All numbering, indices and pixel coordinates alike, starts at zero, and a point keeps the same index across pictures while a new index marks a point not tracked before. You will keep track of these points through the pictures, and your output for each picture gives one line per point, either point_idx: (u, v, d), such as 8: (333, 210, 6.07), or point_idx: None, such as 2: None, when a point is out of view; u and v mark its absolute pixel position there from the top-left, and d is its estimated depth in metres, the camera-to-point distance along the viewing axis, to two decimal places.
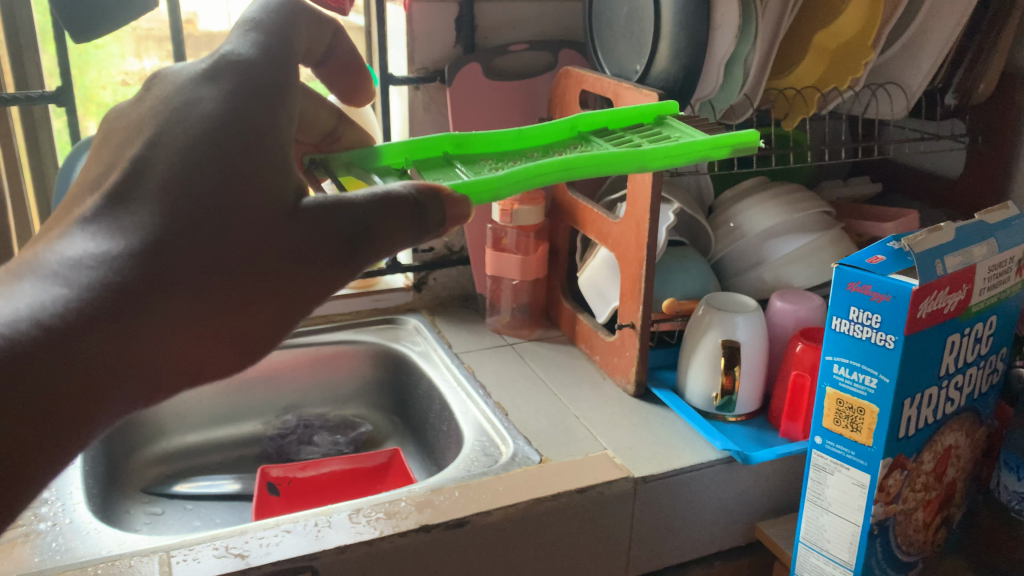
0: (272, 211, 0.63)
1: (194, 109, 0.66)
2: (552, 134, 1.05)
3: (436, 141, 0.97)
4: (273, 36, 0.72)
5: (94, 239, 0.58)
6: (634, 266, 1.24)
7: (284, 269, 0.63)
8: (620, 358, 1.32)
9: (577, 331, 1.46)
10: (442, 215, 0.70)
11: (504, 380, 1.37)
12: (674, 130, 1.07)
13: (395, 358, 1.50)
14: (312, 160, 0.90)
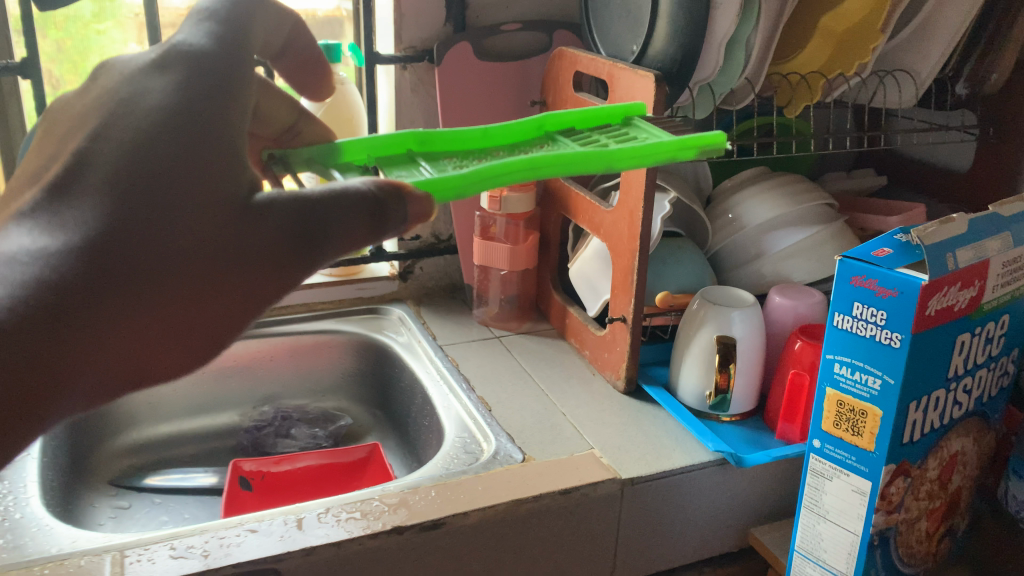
0: (223, 206, 0.58)
1: (141, 109, 0.59)
2: (518, 134, 0.99)
3: (400, 138, 0.92)
4: (229, 27, 0.67)
5: (31, 236, 0.54)
6: (627, 256, 1.18)
7: (239, 271, 0.58)
8: (610, 354, 1.26)
9: (567, 323, 1.40)
10: (405, 213, 0.63)
11: (490, 374, 1.31)
12: (644, 131, 1.00)
13: (378, 350, 1.44)
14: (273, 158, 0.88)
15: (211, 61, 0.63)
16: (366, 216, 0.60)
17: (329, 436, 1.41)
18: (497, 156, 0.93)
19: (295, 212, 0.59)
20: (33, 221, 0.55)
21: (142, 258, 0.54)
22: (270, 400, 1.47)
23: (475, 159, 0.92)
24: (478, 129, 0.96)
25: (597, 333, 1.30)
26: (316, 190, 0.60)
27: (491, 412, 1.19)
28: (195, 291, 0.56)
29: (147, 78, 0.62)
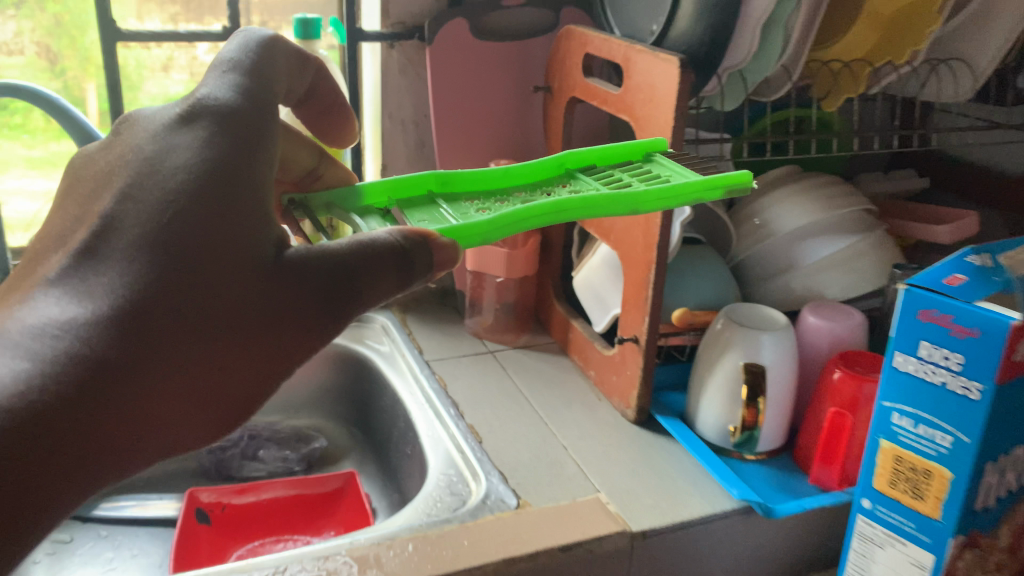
0: (255, 259, 0.52)
1: (167, 171, 0.53)
2: (538, 174, 0.91)
3: (423, 180, 0.86)
4: (258, 79, 0.60)
5: (59, 306, 0.49)
6: (641, 269, 1.03)
7: (278, 330, 0.53)
8: (619, 378, 1.11)
9: (570, 338, 1.24)
10: (432, 259, 0.60)
11: (482, 397, 1.15)
12: (666, 168, 0.91)
13: (359, 365, 1.29)
14: (290, 200, 0.81)
15: (241, 119, 0.57)
16: (393, 270, 0.57)
17: (301, 459, 1.26)
18: (518, 200, 0.87)
19: (320, 269, 0.54)
20: (64, 291, 0.49)
21: (184, 322, 0.49)
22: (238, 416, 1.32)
23: (499, 204, 0.86)
24: (496, 172, 0.89)
25: (603, 353, 1.15)
26: (339, 244, 0.56)
27: (483, 446, 1.04)
28: (228, 356, 0.51)
29: (172, 136, 0.56)
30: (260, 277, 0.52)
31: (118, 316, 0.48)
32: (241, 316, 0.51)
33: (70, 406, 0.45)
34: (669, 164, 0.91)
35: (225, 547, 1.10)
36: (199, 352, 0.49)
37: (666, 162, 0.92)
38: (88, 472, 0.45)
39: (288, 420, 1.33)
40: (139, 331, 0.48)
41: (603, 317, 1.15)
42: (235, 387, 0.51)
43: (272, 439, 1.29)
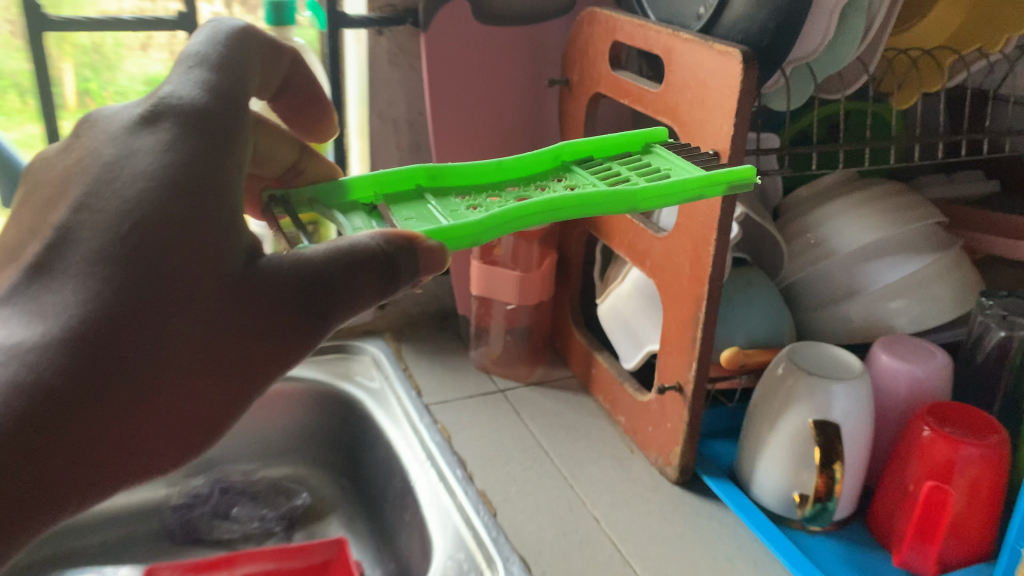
0: (222, 271, 0.46)
1: (130, 176, 0.47)
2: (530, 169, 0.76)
3: (411, 174, 0.70)
4: (231, 79, 0.54)
5: (7, 328, 0.42)
6: (687, 305, 0.85)
7: (250, 343, 0.47)
8: (657, 430, 0.94)
9: (593, 374, 1.07)
10: (417, 264, 0.52)
11: (492, 450, 0.98)
12: (669, 162, 0.75)
13: (348, 407, 1.10)
14: (269, 197, 0.66)
15: (213, 120, 0.51)
16: (376, 275, 0.50)
17: (282, 516, 1.09)
18: (515, 198, 0.71)
19: (295, 278, 0.48)
20: (12, 309, 0.43)
21: (147, 342, 0.43)
22: (209, 464, 1.14)
23: (493, 201, 0.70)
24: (482, 168, 0.73)
25: (637, 398, 0.97)
26: (315, 250, 0.50)
27: (499, 523, 0.86)
28: (197, 374, 0.45)
29: (133, 138, 0.49)
30: (229, 289, 0.46)
31: (72, 339, 0.42)
32: (210, 333, 0.45)
33: (19, 440, 0.39)
34: (672, 159, 0.76)
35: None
36: (172, 373, 0.44)
37: (665, 155, 0.77)
38: (37, 513, 0.40)
39: (267, 468, 1.16)
40: (105, 351, 0.42)
41: (637, 353, 0.98)
42: (203, 411, 0.45)
43: (248, 493, 1.11)
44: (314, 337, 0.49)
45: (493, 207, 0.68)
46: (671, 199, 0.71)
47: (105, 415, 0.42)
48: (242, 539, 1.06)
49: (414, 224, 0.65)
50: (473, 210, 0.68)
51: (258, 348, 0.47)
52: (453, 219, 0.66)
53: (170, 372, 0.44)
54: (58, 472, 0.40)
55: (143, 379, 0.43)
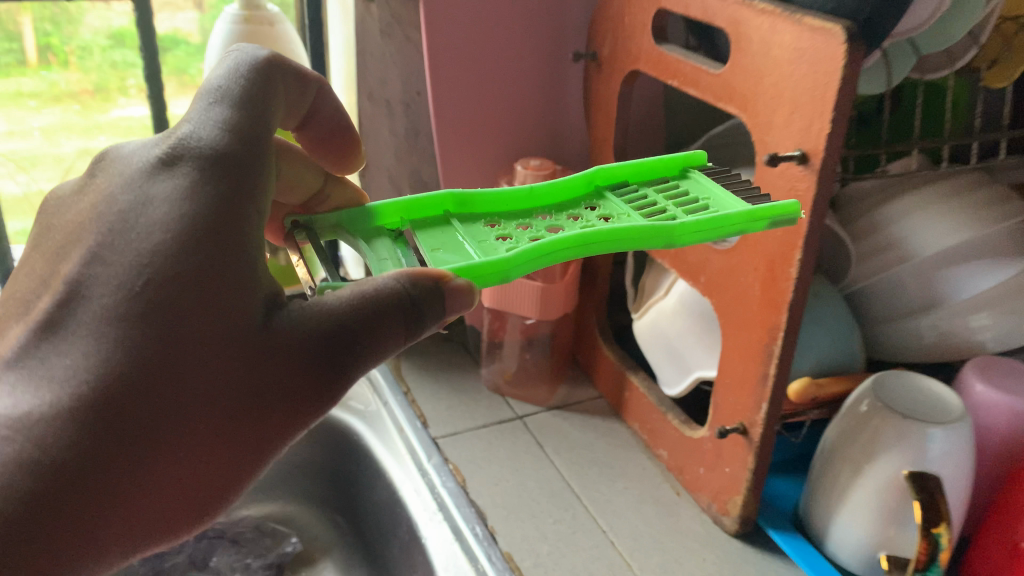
0: (230, 329, 0.42)
1: (141, 227, 0.43)
2: (565, 193, 0.64)
3: (440, 198, 0.60)
4: (251, 114, 0.48)
5: (14, 397, 0.41)
6: (757, 336, 0.70)
7: (260, 405, 0.43)
8: (712, 473, 0.80)
9: (627, 398, 0.92)
10: (441, 308, 0.47)
11: (515, 496, 0.83)
12: (708, 190, 0.63)
13: (343, 438, 0.95)
14: (293, 222, 0.57)
15: (235, 165, 0.46)
16: (401, 323, 0.45)
17: (270, 563, 0.94)
18: (549, 228, 0.60)
19: (316, 329, 0.44)
20: (24, 372, 0.42)
21: (158, 409, 0.41)
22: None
23: (524, 230, 0.59)
24: (510, 193, 0.62)
25: (685, 433, 0.83)
26: (338, 295, 0.45)
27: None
28: (204, 440, 0.42)
29: (149, 184, 0.45)
30: (245, 345, 0.43)
31: (79, 407, 0.40)
32: (220, 398, 0.42)
33: (35, 510, 0.39)
34: (711, 187, 0.63)
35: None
36: (185, 436, 0.41)
37: (705, 182, 0.64)
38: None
39: (252, 505, 1.02)
40: (119, 417, 0.40)
41: (683, 381, 0.84)
42: (213, 476, 0.42)
43: (230, 537, 0.97)
44: (334, 395, 0.44)
45: (527, 238, 0.58)
46: (711, 235, 0.58)
47: (121, 483, 0.40)
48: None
49: (441, 261, 0.55)
50: (508, 241, 0.57)
51: (278, 408, 0.43)
52: (484, 253, 0.56)
53: (185, 437, 0.41)
54: (71, 539, 0.39)
55: (158, 445, 0.41)
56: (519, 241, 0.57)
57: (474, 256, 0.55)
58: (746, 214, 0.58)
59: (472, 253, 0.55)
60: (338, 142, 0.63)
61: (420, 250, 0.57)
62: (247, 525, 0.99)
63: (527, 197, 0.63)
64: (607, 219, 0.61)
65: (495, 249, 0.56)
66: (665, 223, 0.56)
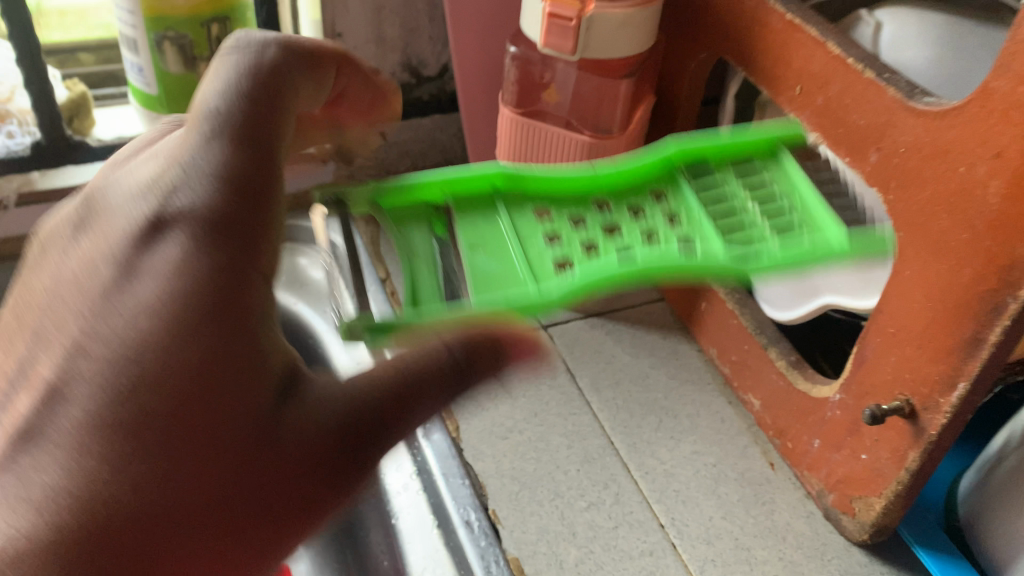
0: (247, 415, 0.34)
1: (136, 309, 0.35)
2: (620, 174, 0.52)
3: (487, 174, 0.50)
4: (257, 153, 0.39)
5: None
6: (979, 276, 0.40)
7: (286, 501, 0.34)
8: (836, 454, 0.52)
9: (705, 313, 0.63)
10: (498, 364, 0.37)
11: (533, 461, 0.56)
12: (794, 193, 0.51)
13: (290, 335, 0.67)
14: (322, 194, 0.47)
15: (236, 226, 0.37)
16: (446, 388, 0.36)
17: None
18: (599, 240, 0.48)
19: (336, 418, 0.35)
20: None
21: (171, 505, 0.32)
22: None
23: (579, 230, 0.49)
24: (558, 177, 0.51)
25: (795, 385, 0.54)
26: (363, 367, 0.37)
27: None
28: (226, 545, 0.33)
29: (145, 253, 0.36)
30: (257, 434, 0.34)
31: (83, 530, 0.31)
32: (241, 490, 0.33)
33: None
34: (807, 198, 0.50)
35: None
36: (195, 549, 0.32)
37: (796, 176, 0.52)
38: None
39: None
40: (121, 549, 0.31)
41: (800, 310, 0.56)
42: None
43: None
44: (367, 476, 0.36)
45: (583, 246, 0.48)
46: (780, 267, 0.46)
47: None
48: None
49: (487, 278, 0.45)
50: (561, 247, 0.47)
51: (295, 514, 0.35)
52: (535, 272, 0.45)
53: (203, 548, 0.33)
54: None
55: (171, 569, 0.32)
56: (573, 257, 0.46)
57: (518, 276, 0.45)
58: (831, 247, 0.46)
59: (525, 266, 0.46)
60: (371, 92, 0.52)
61: (458, 244, 0.47)
62: None
63: (585, 180, 0.51)
64: (676, 223, 0.49)
65: (550, 264, 0.46)
66: (744, 254, 0.45)
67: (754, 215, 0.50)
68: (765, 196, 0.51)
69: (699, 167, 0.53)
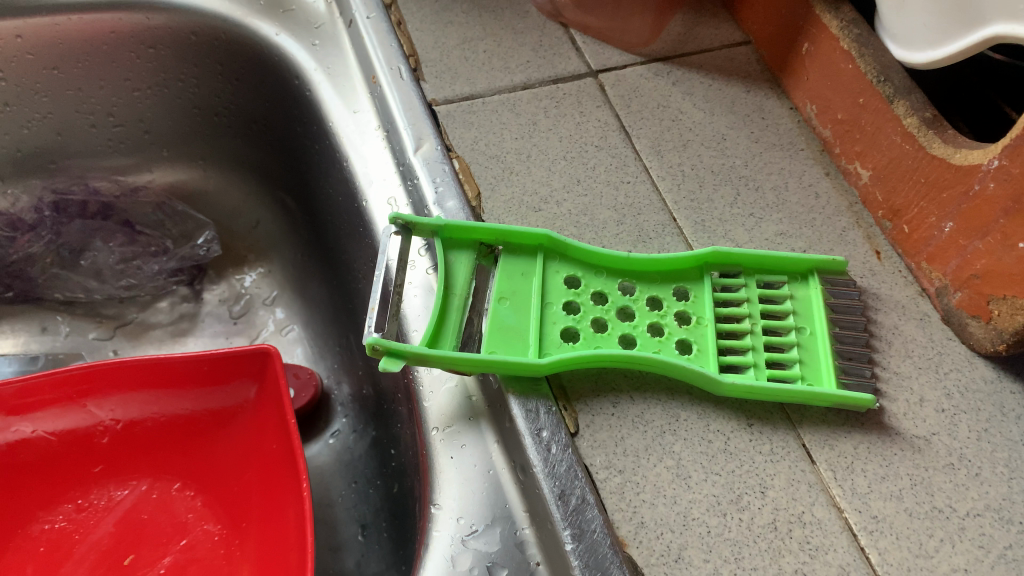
0: None
1: None
2: (668, 266, 0.43)
3: (532, 235, 0.42)
4: None
5: None
6: None
7: None
8: (976, 242, 0.39)
9: (807, 60, 0.49)
10: None
11: (575, 238, 0.45)
12: (810, 319, 0.41)
13: (273, 73, 0.54)
14: (398, 223, 0.41)
15: None
16: None
17: (174, 270, 0.62)
18: (626, 309, 0.42)
19: None
20: None
21: None
22: (47, 160, 0.58)
23: (602, 302, 0.42)
24: (609, 254, 0.42)
25: (929, 151, 0.41)
26: None
27: (598, 500, 0.36)
28: None
29: None
30: None
31: None
32: None
33: None
34: (815, 311, 0.41)
35: (55, 565, 0.49)
36: None
37: (815, 306, 0.41)
38: None
39: (159, 167, 0.62)
40: None
41: (938, 52, 0.40)
42: None
43: (120, 218, 0.62)
44: None
45: (596, 320, 0.41)
46: (767, 396, 0.39)
47: None
48: (109, 305, 0.62)
49: (500, 336, 0.39)
50: (577, 318, 0.41)
51: None
52: (543, 340, 0.40)
53: None
54: None
55: None
56: (587, 327, 0.40)
57: (525, 344, 0.39)
58: (807, 390, 0.38)
59: (513, 342, 0.39)
60: None
61: (488, 291, 0.41)
62: (149, 201, 0.62)
63: (614, 267, 0.43)
64: (684, 321, 0.41)
65: (560, 337, 0.40)
66: (711, 380, 0.38)
67: (758, 326, 0.41)
68: (793, 312, 0.41)
69: (736, 272, 0.43)
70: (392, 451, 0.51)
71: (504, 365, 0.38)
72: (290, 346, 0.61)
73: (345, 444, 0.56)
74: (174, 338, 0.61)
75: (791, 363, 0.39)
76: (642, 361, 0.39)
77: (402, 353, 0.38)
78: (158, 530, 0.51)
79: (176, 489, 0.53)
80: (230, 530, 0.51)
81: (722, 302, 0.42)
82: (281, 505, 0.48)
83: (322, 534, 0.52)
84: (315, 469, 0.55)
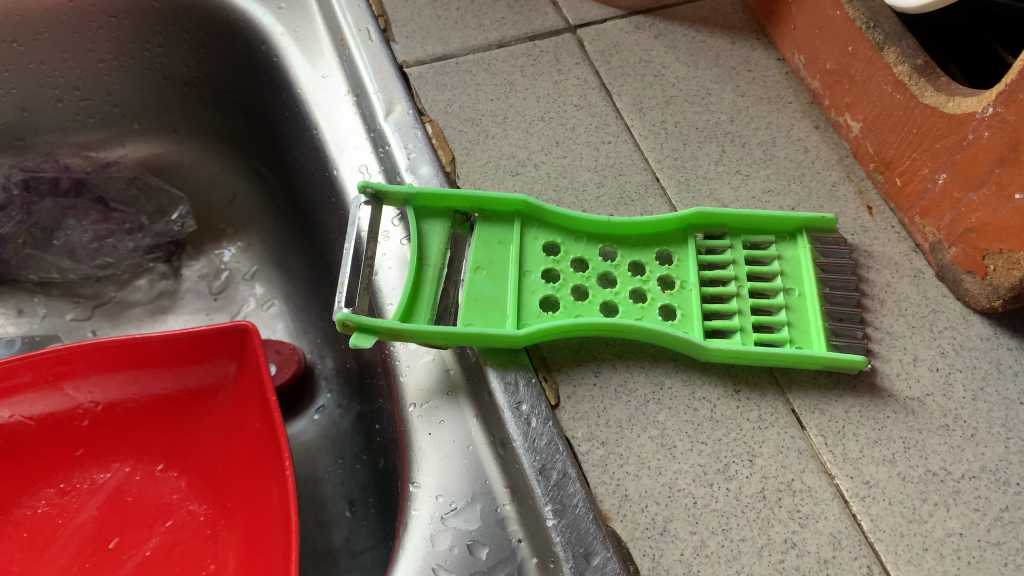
0: None
1: None
2: (651, 228, 0.41)
3: (508, 203, 0.41)
4: None
5: None
6: None
7: None
8: (970, 194, 0.38)
9: (793, 9, 0.47)
10: None
11: (554, 202, 0.43)
12: (799, 280, 0.40)
13: (238, 40, 0.52)
14: (371, 192, 0.40)
15: None
16: None
17: (151, 247, 0.61)
18: (607, 276, 0.40)
19: None
20: None
21: None
22: (13, 137, 0.56)
23: (584, 267, 0.40)
24: (589, 219, 0.41)
25: (921, 100, 0.39)
26: None
27: (580, 474, 0.35)
28: None
29: None
30: None
31: None
32: None
33: None
34: (804, 270, 0.40)
35: (38, 551, 0.48)
36: None
37: (804, 265, 0.40)
38: None
39: (131, 140, 0.61)
40: None
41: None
42: None
43: (94, 194, 0.59)
44: None
45: (577, 289, 0.39)
46: (755, 361, 0.37)
47: None
48: (85, 285, 0.60)
49: (477, 306, 0.38)
50: (556, 286, 0.39)
51: None
52: (522, 310, 0.38)
53: None
54: None
55: None
56: (567, 295, 0.39)
57: (503, 317, 0.38)
58: (797, 353, 0.36)
59: (491, 316, 0.38)
60: None
61: (464, 261, 0.40)
62: (121, 175, 0.60)
63: (595, 231, 0.41)
64: (668, 285, 0.40)
65: (539, 307, 0.38)
66: (696, 345, 0.37)
67: (745, 289, 0.39)
68: (782, 273, 0.40)
69: (724, 232, 0.41)
70: (377, 426, 0.50)
71: (481, 337, 0.37)
72: (272, 321, 0.60)
73: (330, 420, 0.55)
74: (154, 317, 0.60)
75: (779, 326, 0.38)
76: (625, 329, 0.38)
77: (374, 330, 0.36)
78: (142, 512, 0.50)
79: (159, 470, 0.51)
80: (215, 511, 0.50)
81: (707, 265, 0.40)
82: (265, 483, 0.47)
83: (309, 512, 0.51)
84: (301, 446, 0.54)
